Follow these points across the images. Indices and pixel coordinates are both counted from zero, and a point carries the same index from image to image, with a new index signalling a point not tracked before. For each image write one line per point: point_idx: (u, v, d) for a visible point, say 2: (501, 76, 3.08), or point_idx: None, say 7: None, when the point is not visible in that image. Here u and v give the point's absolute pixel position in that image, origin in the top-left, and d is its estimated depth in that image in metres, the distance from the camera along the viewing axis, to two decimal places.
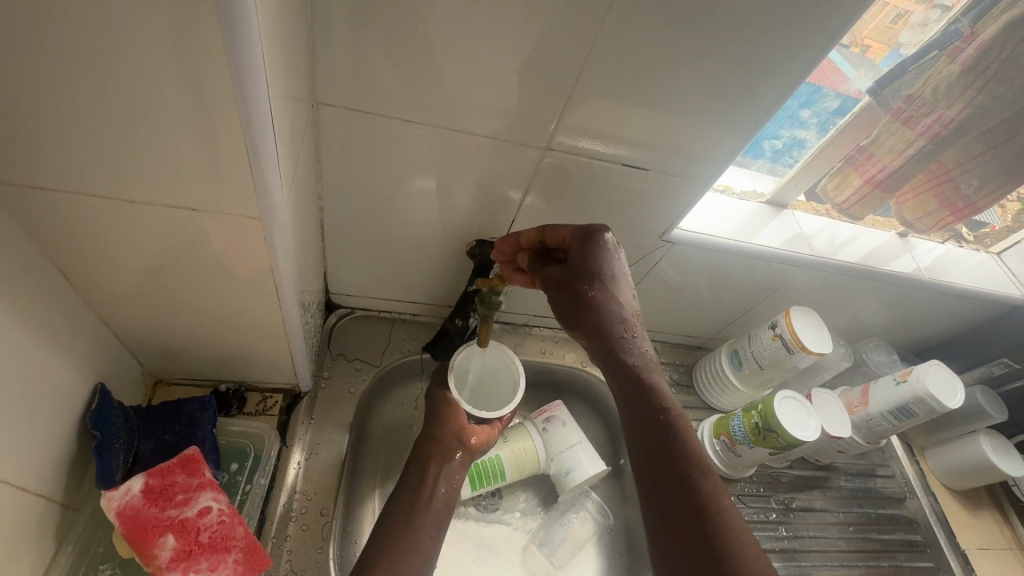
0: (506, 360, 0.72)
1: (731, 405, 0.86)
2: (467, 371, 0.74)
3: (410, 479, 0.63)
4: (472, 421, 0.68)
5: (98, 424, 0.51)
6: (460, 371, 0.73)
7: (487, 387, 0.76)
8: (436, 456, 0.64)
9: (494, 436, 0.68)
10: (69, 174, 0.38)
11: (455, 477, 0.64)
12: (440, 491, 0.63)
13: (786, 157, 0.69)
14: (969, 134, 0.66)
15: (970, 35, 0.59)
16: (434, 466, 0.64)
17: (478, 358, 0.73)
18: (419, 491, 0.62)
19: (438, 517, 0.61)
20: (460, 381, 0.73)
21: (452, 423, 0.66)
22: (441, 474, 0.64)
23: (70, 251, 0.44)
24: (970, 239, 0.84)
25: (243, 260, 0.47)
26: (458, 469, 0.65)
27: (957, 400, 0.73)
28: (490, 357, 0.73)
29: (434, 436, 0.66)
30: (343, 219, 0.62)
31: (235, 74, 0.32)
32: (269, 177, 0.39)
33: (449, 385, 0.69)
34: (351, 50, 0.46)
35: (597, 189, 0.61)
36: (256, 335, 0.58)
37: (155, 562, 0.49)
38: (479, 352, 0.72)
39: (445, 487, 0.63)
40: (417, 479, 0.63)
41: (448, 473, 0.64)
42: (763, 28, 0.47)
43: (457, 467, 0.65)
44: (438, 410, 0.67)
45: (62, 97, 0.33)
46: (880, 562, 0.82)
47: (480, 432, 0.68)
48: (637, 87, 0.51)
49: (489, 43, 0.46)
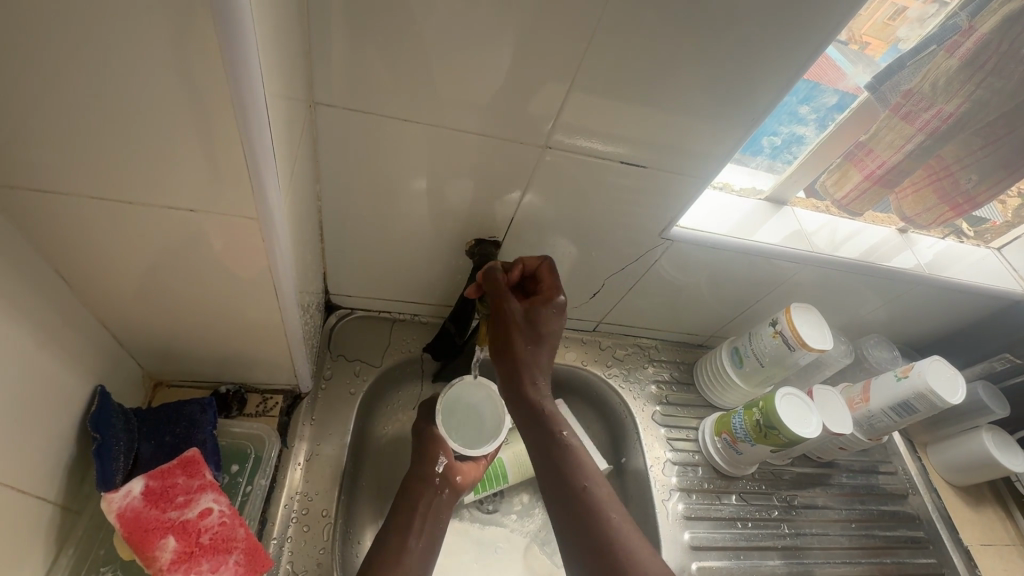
0: (492, 395, 0.71)
1: (732, 402, 0.86)
2: (455, 404, 0.73)
3: (401, 515, 0.63)
4: (457, 458, 0.69)
5: (98, 426, 0.51)
6: (446, 404, 0.72)
7: (468, 422, 0.74)
8: (422, 501, 0.64)
9: (477, 474, 0.69)
10: (64, 174, 0.38)
11: (442, 516, 0.65)
12: (424, 532, 0.63)
13: (785, 153, 0.69)
14: (968, 129, 0.66)
15: (968, 30, 0.59)
16: (421, 510, 0.64)
17: (463, 392, 0.73)
18: (407, 531, 0.62)
19: (423, 557, 0.61)
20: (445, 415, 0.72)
21: (442, 461, 0.67)
22: (429, 517, 0.64)
23: (67, 253, 0.44)
24: (970, 235, 0.84)
25: (242, 260, 0.46)
26: (441, 510, 0.65)
27: (959, 396, 0.73)
28: (475, 391, 0.73)
29: (421, 476, 0.66)
30: (342, 220, 0.62)
31: (231, 76, 0.32)
32: (267, 179, 0.39)
33: (436, 421, 0.69)
34: (347, 49, 0.46)
35: (596, 187, 0.61)
36: (255, 336, 0.58)
37: (156, 564, 0.49)
38: (468, 386, 0.72)
39: (430, 530, 0.64)
40: (406, 520, 0.63)
41: (434, 514, 0.65)
42: (760, 24, 0.47)
43: (441, 509, 0.65)
44: (426, 449, 0.68)
45: (58, 97, 0.33)
46: (882, 559, 0.82)
47: (467, 469, 0.69)
48: (635, 85, 0.51)
49: (486, 42, 0.46)
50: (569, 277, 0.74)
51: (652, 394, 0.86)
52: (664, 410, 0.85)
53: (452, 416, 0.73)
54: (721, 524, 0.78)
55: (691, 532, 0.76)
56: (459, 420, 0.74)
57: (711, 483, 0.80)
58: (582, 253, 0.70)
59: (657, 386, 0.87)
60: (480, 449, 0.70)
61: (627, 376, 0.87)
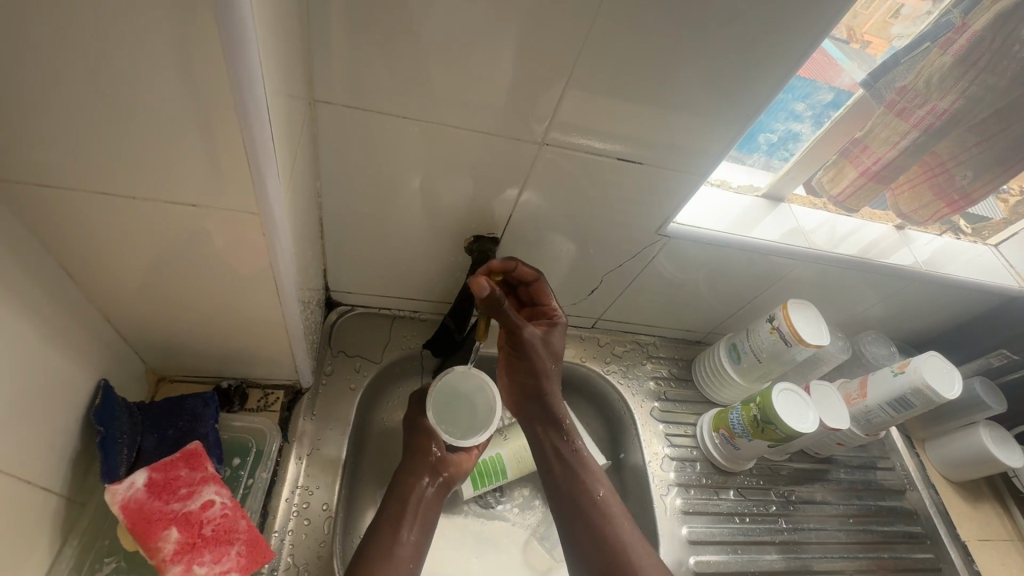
0: (483, 384, 0.72)
1: (730, 398, 0.86)
2: (448, 394, 0.74)
3: (391, 508, 0.64)
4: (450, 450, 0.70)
5: (102, 419, 0.52)
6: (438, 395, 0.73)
7: (462, 411, 0.75)
8: (413, 493, 0.65)
9: (471, 464, 0.70)
10: (70, 171, 0.38)
11: (431, 507, 0.66)
12: (416, 526, 0.63)
13: (781, 151, 0.69)
14: (962, 125, 0.67)
15: (961, 27, 0.59)
16: (413, 502, 0.65)
17: (457, 382, 0.73)
18: (397, 525, 0.62)
19: (415, 550, 0.62)
20: (437, 406, 0.73)
21: (433, 451, 0.68)
22: (420, 508, 0.65)
23: (71, 248, 0.45)
24: (967, 231, 0.85)
25: (243, 255, 0.47)
26: (432, 504, 0.66)
27: (955, 391, 0.73)
28: (468, 381, 0.73)
29: (412, 469, 0.67)
30: (342, 217, 0.63)
31: (231, 70, 0.33)
32: (267, 176, 0.40)
33: (427, 413, 0.70)
34: (346, 48, 0.47)
35: (593, 185, 0.62)
36: (257, 332, 0.58)
37: (159, 555, 0.50)
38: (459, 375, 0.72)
39: (421, 524, 0.64)
40: (396, 512, 0.63)
41: (426, 506, 0.65)
42: (753, 23, 0.47)
43: (433, 501, 0.66)
44: (417, 441, 0.69)
45: (61, 91, 0.33)
46: (880, 554, 0.82)
47: (459, 460, 0.70)
48: (630, 83, 0.51)
49: (483, 39, 0.47)
50: (568, 273, 0.75)
51: (650, 390, 0.87)
52: (662, 406, 0.86)
53: (446, 406, 0.74)
54: (719, 519, 0.78)
55: (689, 527, 0.76)
56: (451, 412, 0.74)
57: (709, 479, 0.81)
58: (580, 250, 0.71)
59: (655, 382, 0.88)
60: (471, 441, 0.70)
61: (625, 373, 0.87)
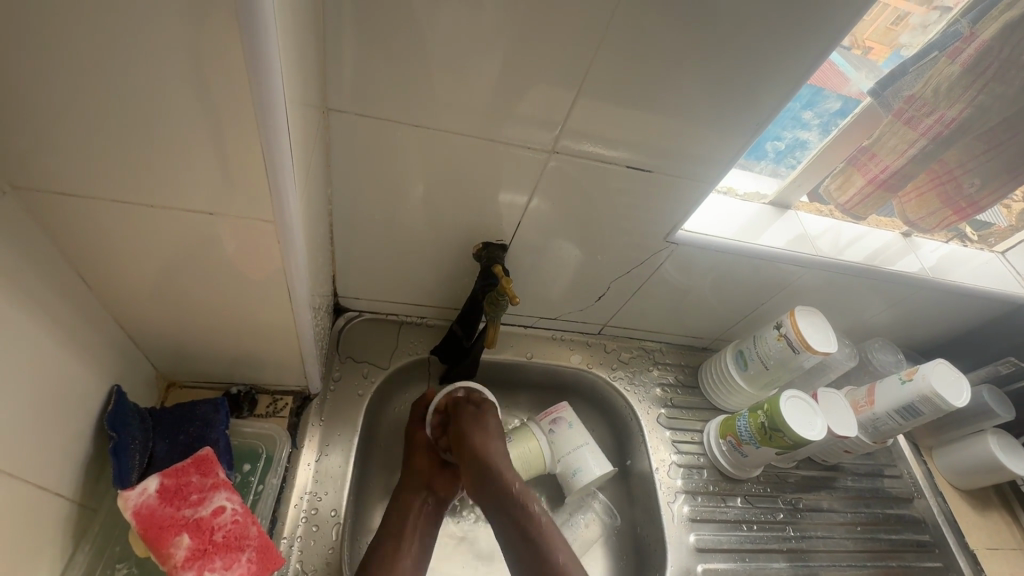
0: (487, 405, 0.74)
1: (736, 406, 0.86)
2: None
3: (392, 524, 0.65)
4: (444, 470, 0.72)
5: (115, 425, 0.52)
6: None
7: None
8: (411, 509, 0.66)
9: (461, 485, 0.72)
10: (88, 179, 0.39)
11: (422, 528, 0.66)
12: (415, 538, 0.65)
13: (788, 158, 0.69)
14: (971, 134, 0.67)
15: (969, 36, 0.59)
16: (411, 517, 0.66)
17: None
18: (400, 538, 0.64)
19: (417, 564, 0.63)
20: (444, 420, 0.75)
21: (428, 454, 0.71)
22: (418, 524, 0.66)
23: (86, 254, 0.45)
24: (973, 238, 0.85)
25: (256, 263, 0.48)
26: (431, 516, 0.68)
27: (963, 400, 0.73)
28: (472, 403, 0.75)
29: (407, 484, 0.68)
30: (352, 224, 0.63)
31: (253, 80, 0.33)
32: (284, 184, 0.40)
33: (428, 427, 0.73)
34: (360, 58, 0.47)
35: (602, 193, 0.62)
36: (268, 339, 0.59)
37: (170, 561, 0.50)
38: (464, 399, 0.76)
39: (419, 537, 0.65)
40: (398, 526, 0.65)
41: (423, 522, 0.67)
42: (763, 33, 0.48)
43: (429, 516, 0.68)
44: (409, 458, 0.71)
45: (82, 102, 0.34)
46: (888, 562, 0.82)
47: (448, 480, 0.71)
48: (640, 93, 0.52)
49: (496, 48, 0.47)
50: (575, 279, 0.75)
51: (657, 397, 0.87)
52: (668, 413, 0.86)
53: None
54: (726, 526, 0.78)
55: (696, 535, 0.76)
56: None
57: (716, 486, 0.81)
58: (587, 257, 0.71)
59: (661, 389, 0.88)
60: None
61: (632, 379, 0.87)
